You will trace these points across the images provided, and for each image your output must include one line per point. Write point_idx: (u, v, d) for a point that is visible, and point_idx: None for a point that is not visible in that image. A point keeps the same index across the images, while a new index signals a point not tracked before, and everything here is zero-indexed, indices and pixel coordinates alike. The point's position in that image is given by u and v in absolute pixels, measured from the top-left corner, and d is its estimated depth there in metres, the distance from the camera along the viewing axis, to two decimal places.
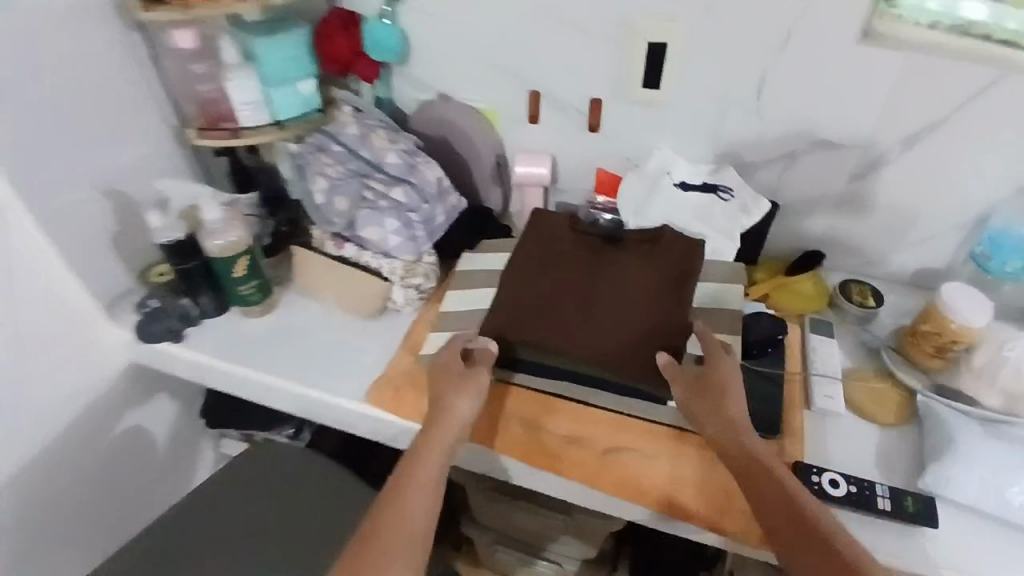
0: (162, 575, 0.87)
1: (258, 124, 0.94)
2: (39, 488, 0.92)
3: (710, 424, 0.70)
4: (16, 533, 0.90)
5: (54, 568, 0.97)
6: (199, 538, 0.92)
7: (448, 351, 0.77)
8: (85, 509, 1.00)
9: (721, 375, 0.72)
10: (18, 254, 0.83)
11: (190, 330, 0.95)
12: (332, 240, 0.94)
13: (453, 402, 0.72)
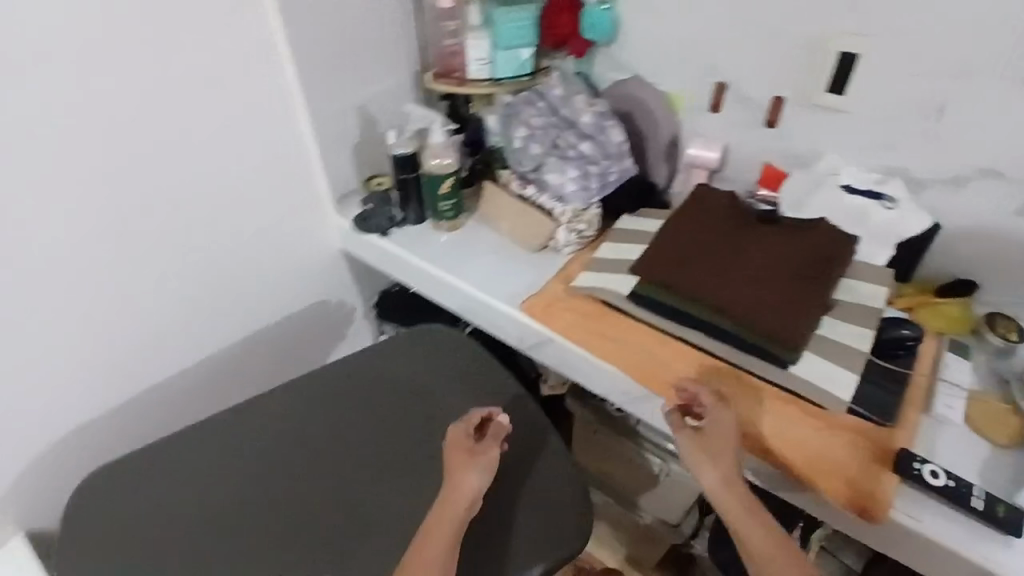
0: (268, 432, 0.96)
1: (479, 78, 1.13)
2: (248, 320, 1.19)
3: (715, 474, 0.78)
4: (212, 350, 1.16)
5: (205, 390, 1.19)
6: (300, 416, 0.98)
7: (456, 431, 0.83)
8: (255, 364, 1.24)
9: (722, 431, 0.80)
10: (291, 140, 1.09)
11: (394, 232, 1.16)
12: (517, 180, 1.10)
13: (461, 481, 0.78)
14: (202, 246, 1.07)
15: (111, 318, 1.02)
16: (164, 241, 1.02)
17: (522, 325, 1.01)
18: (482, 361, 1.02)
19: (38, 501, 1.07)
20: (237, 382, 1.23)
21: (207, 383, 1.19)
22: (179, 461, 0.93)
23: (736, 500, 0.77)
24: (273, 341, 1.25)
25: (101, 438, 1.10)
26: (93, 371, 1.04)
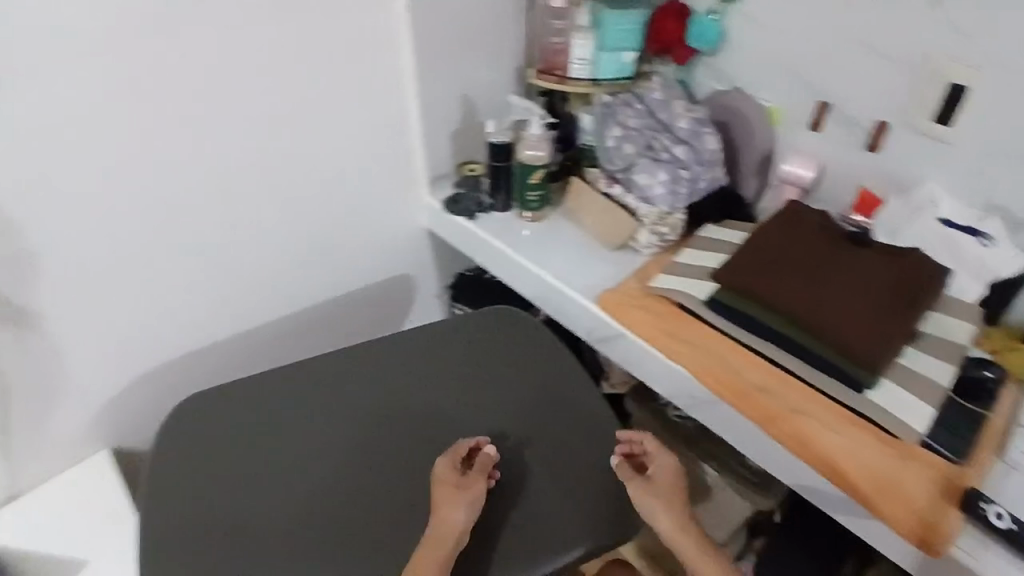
0: (335, 389, 0.99)
1: (581, 78, 1.16)
2: (331, 286, 1.22)
3: (665, 517, 0.84)
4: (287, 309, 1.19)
5: (262, 346, 1.20)
6: (366, 378, 1.01)
7: (442, 465, 0.87)
8: (311, 328, 1.25)
9: (664, 475, 0.87)
10: (397, 120, 1.13)
11: (480, 216, 1.19)
12: (604, 178, 1.12)
13: (446, 515, 0.81)
14: (304, 210, 1.11)
15: (213, 272, 1.06)
16: (269, 201, 1.06)
17: (597, 317, 1.04)
18: (556, 346, 1.05)
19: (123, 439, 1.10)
20: (296, 345, 1.25)
21: (267, 341, 1.20)
22: (271, 397, 0.98)
23: (684, 541, 0.84)
24: (353, 309, 1.29)
25: (180, 386, 1.13)
26: (183, 320, 1.07)
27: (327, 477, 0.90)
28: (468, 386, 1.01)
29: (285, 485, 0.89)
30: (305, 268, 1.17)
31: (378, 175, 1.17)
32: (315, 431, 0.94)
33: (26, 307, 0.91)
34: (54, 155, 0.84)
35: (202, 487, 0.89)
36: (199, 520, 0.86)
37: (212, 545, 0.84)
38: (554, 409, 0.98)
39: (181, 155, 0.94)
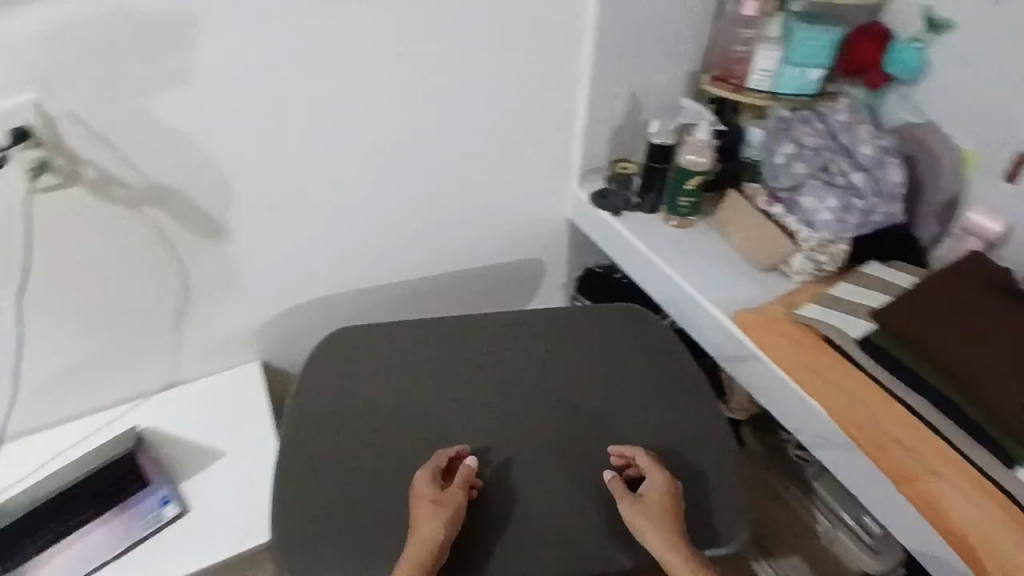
0: (457, 349, 1.03)
1: (758, 89, 1.12)
2: (468, 256, 1.27)
3: (655, 535, 0.82)
4: (426, 270, 1.25)
5: (398, 299, 1.27)
6: (485, 343, 1.04)
7: (420, 478, 0.86)
8: (441, 292, 1.30)
9: (655, 493, 0.86)
10: (560, 110, 1.15)
11: (625, 213, 1.17)
12: (765, 196, 1.08)
13: (422, 528, 0.81)
14: (458, 180, 1.16)
15: (368, 223, 1.14)
16: (430, 168, 1.13)
17: (730, 334, 1.00)
18: (678, 348, 1.05)
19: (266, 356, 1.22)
20: (426, 304, 1.31)
21: (402, 296, 1.27)
22: (401, 342, 1.04)
23: (675, 559, 0.81)
24: (484, 282, 1.33)
25: (323, 320, 1.23)
26: (337, 263, 1.16)
27: (441, 424, 0.96)
28: (583, 369, 1.02)
29: (402, 422, 0.96)
30: (450, 235, 1.22)
31: (533, 160, 1.19)
32: (435, 381, 1.00)
33: (214, 226, 1.03)
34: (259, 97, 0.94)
35: (331, 407, 0.97)
36: (325, 435, 0.94)
37: (333, 458, 0.92)
38: (666, 410, 0.98)
39: (363, 113, 1.02)
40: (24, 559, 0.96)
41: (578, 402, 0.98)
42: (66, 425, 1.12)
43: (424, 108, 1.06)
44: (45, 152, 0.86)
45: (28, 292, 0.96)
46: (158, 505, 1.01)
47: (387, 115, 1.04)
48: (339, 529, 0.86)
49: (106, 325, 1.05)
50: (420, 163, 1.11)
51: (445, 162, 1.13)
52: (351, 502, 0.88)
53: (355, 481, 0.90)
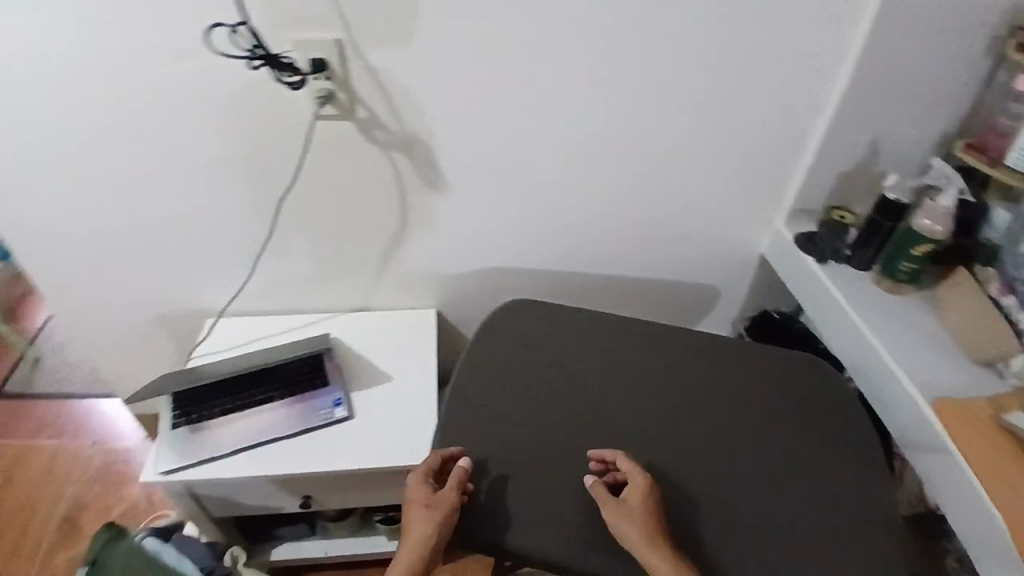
0: (616, 346, 1.09)
1: (1016, 168, 1.01)
2: (653, 263, 1.29)
3: (636, 535, 0.85)
4: (610, 266, 1.29)
5: (577, 286, 1.33)
6: (642, 348, 1.09)
7: (414, 482, 0.93)
8: (617, 290, 1.34)
9: (636, 497, 0.89)
10: (786, 146, 1.12)
11: (831, 264, 1.12)
12: (998, 284, 1.01)
13: (415, 529, 0.89)
14: (663, 193, 1.18)
15: (570, 210, 1.20)
16: (642, 173, 1.15)
17: (920, 415, 0.94)
18: (855, 417, 1.03)
19: (448, 301, 1.33)
20: (600, 297, 1.35)
21: (580, 284, 1.32)
22: (588, 325, 1.11)
23: (655, 561, 0.83)
24: (656, 292, 1.35)
25: (505, 285, 1.32)
26: (532, 238, 1.24)
27: (585, 408, 1.02)
28: (745, 404, 1.03)
29: (565, 396, 1.03)
30: (641, 239, 1.25)
31: (745, 188, 1.18)
32: (588, 367, 1.06)
33: (439, 180, 1.14)
34: (507, 76, 1.02)
35: (512, 361, 1.07)
36: (501, 382, 1.04)
37: (485, 408, 1.02)
38: (823, 468, 0.97)
39: (598, 110, 1.06)
40: (211, 416, 1.14)
41: (737, 431, 1.00)
42: (272, 316, 1.31)
43: (654, 117, 1.08)
44: (333, 84, 1.00)
45: (285, 197, 1.14)
46: (331, 405, 1.15)
47: (619, 116, 1.07)
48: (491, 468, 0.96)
49: (330, 240, 1.21)
50: (634, 167, 1.14)
51: (657, 172, 1.15)
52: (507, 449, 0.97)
53: (514, 432, 0.99)
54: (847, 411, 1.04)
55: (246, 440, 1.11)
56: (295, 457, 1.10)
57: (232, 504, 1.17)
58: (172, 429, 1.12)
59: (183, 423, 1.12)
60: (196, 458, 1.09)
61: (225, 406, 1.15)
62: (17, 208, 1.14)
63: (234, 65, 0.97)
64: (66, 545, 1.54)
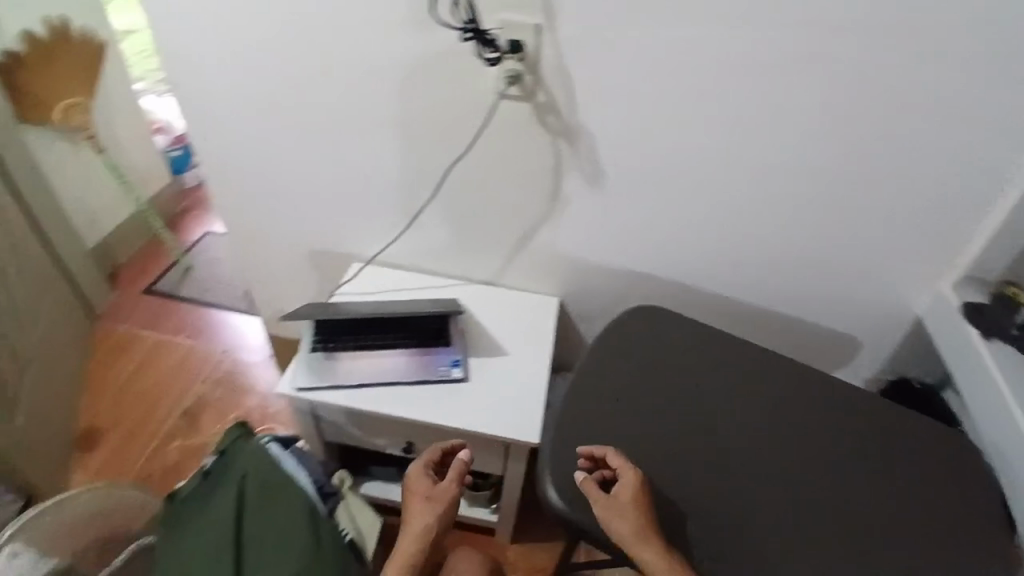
0: (736, 367, 1.11)
1: None
2: (794, 297, 1.27)
3: (626, 528, 0.87)
4: (748, 291, 1.28)
5: (711, 304, 1.33)
6: (761, 375, 1.10)
7: (415, 475, 1.05)
8: (750, 316, 1.33)
9: (627, 492, 0.90)
10: (970, 205, 1.06)
11: (996, 341, 1.05)
12: None
13: (413, 518, 1.00)
14: (819, 230, 1.15)
15: (721, 227, 1.19)
16: (806, 205, 1.13)
17: None
18: (980, 504, 0.98)
19: (578, 291, 1.37)
20: (730, 319, 1.34)
21: (715, 303, 1.32)
22: (731, 345, 1.14)
23: (647, 554, 0.85)
24: (782, 329, 1.33)
25: (638, 288, 1.33)
26: (675, 248, 1.24)
27: (694, 414, 1.04)
28: (854, 452, 1.02)
29: (677, 400, 1.06)
30: (788, 271, 1.23)
31: (912, 241, 1.13)
32: (705, 379, 1.09)
33: (597, 175, 1.17)
34: (689, 86, 1.03)
35: (639, 354, 1.11)
36: (636, 367, 1.09)
37: (600, 389, 1.06)
38: (923, 542, 0.93)
39: (773, 134, 1.05)
40: (344, 349, 1.24)
41: (846, 479, 0.99)
42: (410, 272, 1.40)
43: (830, 151, 1.05)
44: (522, 66, 1.05)
45: (452, 166, 1.21)
46: (450, 363, 1.22)
47: (795, 145, 1.06)
48: (600, 442, 1.00)
49: (479, 212, 1.27)
50: (796, 199, 1.12)
51: (818, 209, 1.12)
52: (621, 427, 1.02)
53: (633, 414, 1.04)
54: (968, 491, 0.99)
55: (369, 377, 1.20)
56: (410, 402, 1.18)
57: (345, 432, 1.29)
58: (310, 352, 1.23)
59: (319, 349, 1.23)
60: (325, 383, 1.18)
61: (357, 342, 1.24)
62: (220, 130, 1.28)
63: (437, 35, 1.04)
64: (181, 435, 1.70)
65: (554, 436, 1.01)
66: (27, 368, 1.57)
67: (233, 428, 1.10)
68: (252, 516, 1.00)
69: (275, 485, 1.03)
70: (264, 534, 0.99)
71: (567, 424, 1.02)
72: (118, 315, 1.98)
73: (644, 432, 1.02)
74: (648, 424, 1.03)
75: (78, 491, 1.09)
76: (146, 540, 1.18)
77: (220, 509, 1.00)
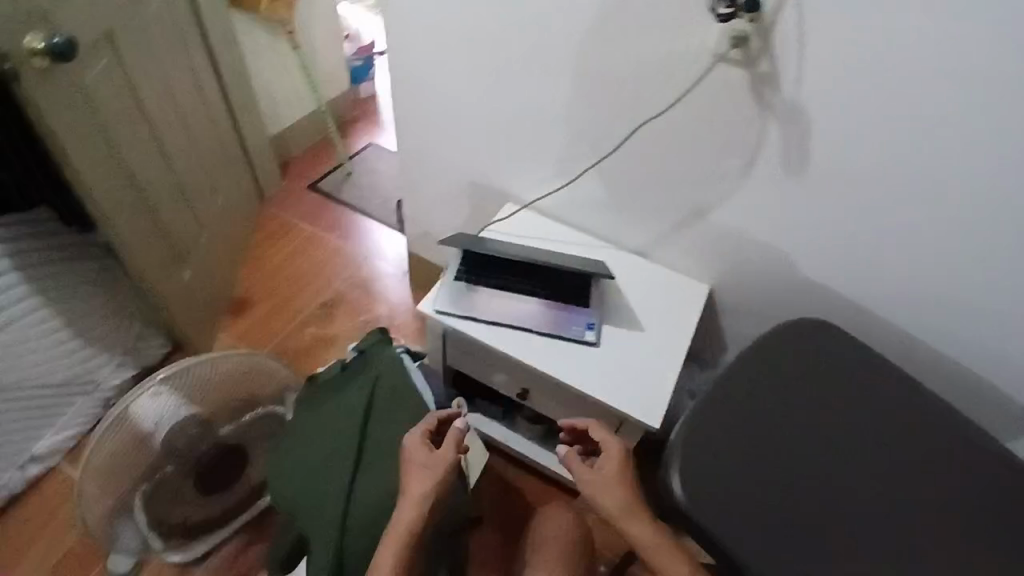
0: (890, 410, 1.01)
1: None
2: (982, 348, 1.11)
3: (613, 497, 0.92)
4: (927, 328, 1.14)
5: (876, 329, 1.20)
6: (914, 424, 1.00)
7: (413, 441, 0.96)
8: (918, 355, 1.19)
9: (614, 465, 0.95)
10: None
11: None
12: None
13: (412, 485, 0.91)
14: None
15: (920, 251, 1.05)
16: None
17: None
18: None
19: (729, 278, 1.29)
20: (895, 351, 1.21)
21: (881, 330, 1.19)
22: (902, 384, 1.03)
23: (633, 524, 0.90)
24: (958, 379, 1.17)
25: (797, 291, 1.24)
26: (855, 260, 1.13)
27: (827, 444, 0.98)
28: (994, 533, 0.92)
29: (814, 424, 0.99)
30: (986, 318, 1.07)
31: None
32: (850, 412, 1.01)
33: (797, 164, 1.07)
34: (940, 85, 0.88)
35: (787, 367, 1.04)
36: (792, 380, 1.02)
37: (738, 390, 1.00)
38: None
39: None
40: (485, 285, 1.25)
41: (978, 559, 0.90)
42: (564, 224, 1.39)
43: None
44: (752, 28, 0.95)
45: (641, 126, 1.16)
46: (585, 326, 1.20)
47: None
48: (724, 439, 0.96)
49: (654, 177, 1.22)
50: None
51: None
52: (762, 437, 0.97)
53: (778, 428, 0.98)
54: None
55: (503, 318, 1.20)
56: (538, 352, 1.17)
57: (467, 360, 1.33)
58: (454, 280, 1.25)
59: (463, 279, 1.25)
60: (462, 312, 1.20)
61: (499, 281, 1.25)
62: (415, 47, 1.29)
63: None
64: (317, 323, 1.85)
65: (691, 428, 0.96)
66: (204, 233, 1.75)
67: (374, 333, 1.17)
68: (378, 417, 1.07)
69: (402, 396, 1.09)
70: (387, 437, 1.05)
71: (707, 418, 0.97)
72: (284, 202, 2.15)
73: (785, 449, 0.96)
74: (790, 442, 0.97)
75: (217, 355, 1.16)
76: (266, 409, 1.26)
77: (353, 403, 1.08)
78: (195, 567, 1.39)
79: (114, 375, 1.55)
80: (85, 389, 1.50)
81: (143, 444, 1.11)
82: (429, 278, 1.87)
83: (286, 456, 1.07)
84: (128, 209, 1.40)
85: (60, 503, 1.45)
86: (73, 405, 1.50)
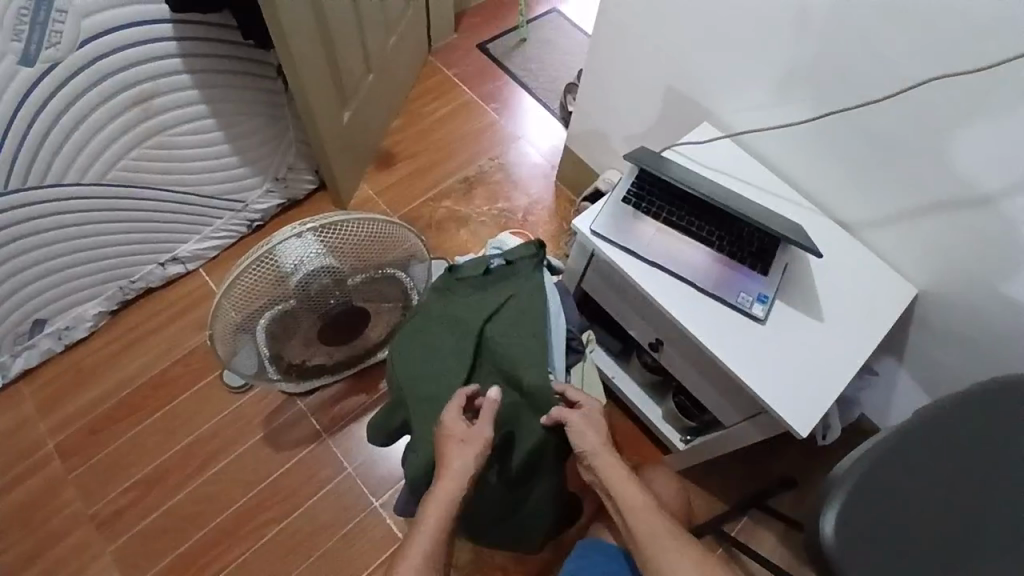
0: None
1: None
2: None
3: (597, 437, 0.91)
4: None
5: None
6: None
7: (450, 418, 0.88)
8: None
9: (596, 412, 0.95)
10: None
11: None
12: None
13: (452, 463, 0.84)
14: None
15: None
16: None
17: None
18: None
19: (944, 285, 1.06)
20: None
21: None
22: None
23: (612, 466, 0.89)
24: None
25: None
26: None
27: None
28: None
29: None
30: None
31: None
32: None
33: None
34: None
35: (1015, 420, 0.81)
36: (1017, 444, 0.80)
37: (942, 435, 0.79)
38: None
39: None
40: (653, 217, 1.09)
41: None
42: (762, 167, 1.17)
43: None
44: None
45: (901, 91, 0.92)
46: (754, 297, 1.03)
47: None
48: (911, 486, 0.77)
49: (902, 144, 0.97)
50: None
51: None
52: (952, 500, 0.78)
53: (980, 495, 0.78)
54: None
55: (664, 261, 1.06)
56: (692, 309, 1.03)
57: (604, 289, 1.22)
58: (619, 201, 1.11)
59: (631, 203, 1.10)
60: (622, 241, 1.07)
61: (670, 217, 1.09)
62: None
63: None
64: (454, 198, 1.78)
65: (871, 463, 0.76)
66: (370, 74, 1.67)
67: (530, 244, 1.09)
68: (506, 319, 1.00)
69: (530, 313, 1.00)
70: (503, 341, 0.97)
71: (897, 461, 0.77)
72: (449, 57, 2.01)
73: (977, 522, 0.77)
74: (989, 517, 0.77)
75: (360, 214, 1.12)
76: (392, 271, 1.23)
77: (487, 302, 1.03)
78: (302, 398, 1.48)
79: (260, 201, 1.60)
80: (232, 207, 1.56)
81: (279, 285, 1.09)
82: (579, 181, 1.72)
83: (406, 337, 1.05)
84: (307, 36, 1.32)
85: (194, 306, 1.57)
86: (221, 219, 1.56)
